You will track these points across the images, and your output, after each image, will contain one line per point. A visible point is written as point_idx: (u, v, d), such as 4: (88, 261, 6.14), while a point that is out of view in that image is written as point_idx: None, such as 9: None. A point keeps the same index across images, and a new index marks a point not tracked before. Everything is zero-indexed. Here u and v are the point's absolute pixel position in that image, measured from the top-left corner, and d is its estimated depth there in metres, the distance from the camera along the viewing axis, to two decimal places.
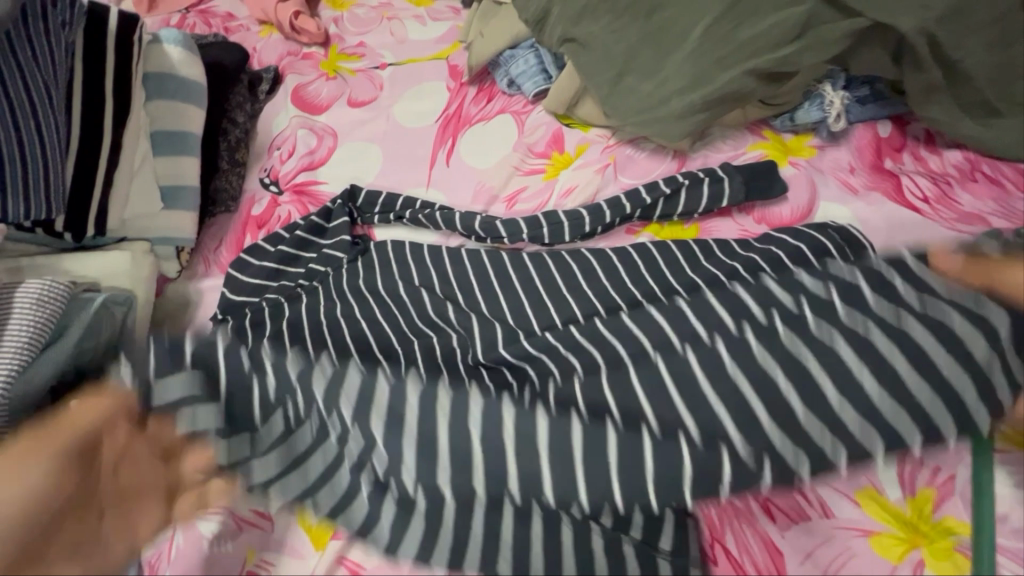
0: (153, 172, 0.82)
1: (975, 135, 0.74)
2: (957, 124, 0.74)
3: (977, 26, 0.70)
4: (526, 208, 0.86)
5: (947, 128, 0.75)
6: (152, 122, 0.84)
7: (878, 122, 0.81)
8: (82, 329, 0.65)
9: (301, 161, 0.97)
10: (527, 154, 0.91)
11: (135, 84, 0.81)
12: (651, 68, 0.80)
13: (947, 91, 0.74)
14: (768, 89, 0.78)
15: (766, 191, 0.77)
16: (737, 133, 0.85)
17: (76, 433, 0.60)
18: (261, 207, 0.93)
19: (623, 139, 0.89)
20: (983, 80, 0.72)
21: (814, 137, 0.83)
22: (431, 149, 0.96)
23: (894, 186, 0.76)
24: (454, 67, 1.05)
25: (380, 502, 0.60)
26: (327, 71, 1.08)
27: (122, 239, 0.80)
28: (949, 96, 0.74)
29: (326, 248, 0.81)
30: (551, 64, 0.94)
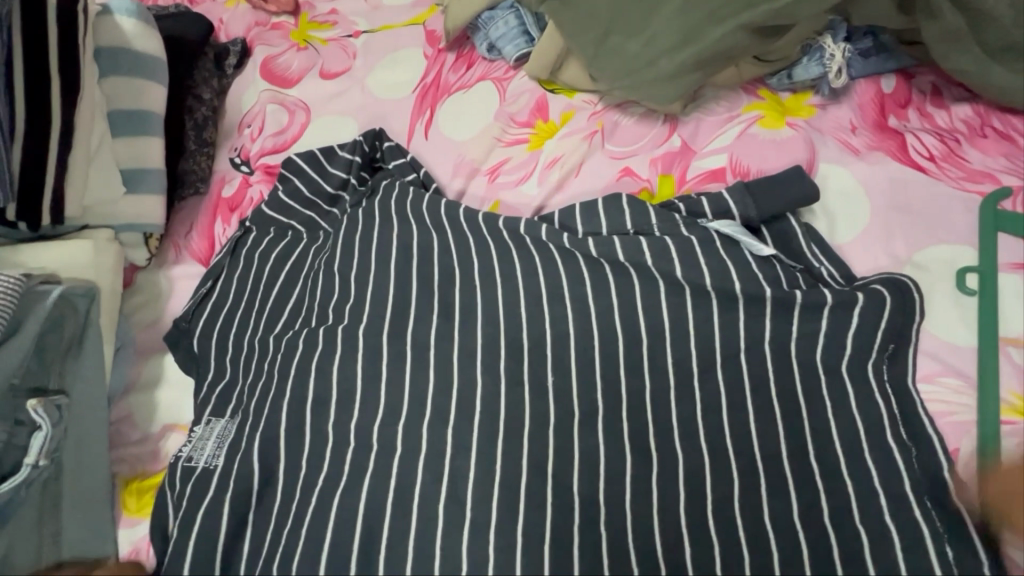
0: (113, 156, 0.78)
1: (995, 87, 0.68)
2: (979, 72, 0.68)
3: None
4: (509, 180, 0.82)
5: (970, 77, 0.68)
6: (110, 101, 0.80)
7: (882, 76, 0.76)
8: (39, 324, 0.62)
9: (270, 140, 0.93)
10: (508, 124, 0.86)
11: (86, 62, 0.76)
12: (636, 26, 0.75)
13: (971, 35, 0.67)
14: (763, 45, 0.73)
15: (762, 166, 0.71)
16: (732, 93, 0.80)
17: (35, 436, 0.58)
18: (232, 189, 0.89)
19: (611, 104, 0.84)
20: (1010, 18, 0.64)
21: (814, 95, 0.77)
22: (407, 121, 0.90)
23: (899, 145, 0.72)
24: (430, 33, 0.98)
25: (355, 498, 0.55)
26: (297, 41, 1.02)
27: (85, 227, 0.77)
28: (974, 42, 0.67)
29: (315, 214, 0.81)
30: (532, 26, 0.88)
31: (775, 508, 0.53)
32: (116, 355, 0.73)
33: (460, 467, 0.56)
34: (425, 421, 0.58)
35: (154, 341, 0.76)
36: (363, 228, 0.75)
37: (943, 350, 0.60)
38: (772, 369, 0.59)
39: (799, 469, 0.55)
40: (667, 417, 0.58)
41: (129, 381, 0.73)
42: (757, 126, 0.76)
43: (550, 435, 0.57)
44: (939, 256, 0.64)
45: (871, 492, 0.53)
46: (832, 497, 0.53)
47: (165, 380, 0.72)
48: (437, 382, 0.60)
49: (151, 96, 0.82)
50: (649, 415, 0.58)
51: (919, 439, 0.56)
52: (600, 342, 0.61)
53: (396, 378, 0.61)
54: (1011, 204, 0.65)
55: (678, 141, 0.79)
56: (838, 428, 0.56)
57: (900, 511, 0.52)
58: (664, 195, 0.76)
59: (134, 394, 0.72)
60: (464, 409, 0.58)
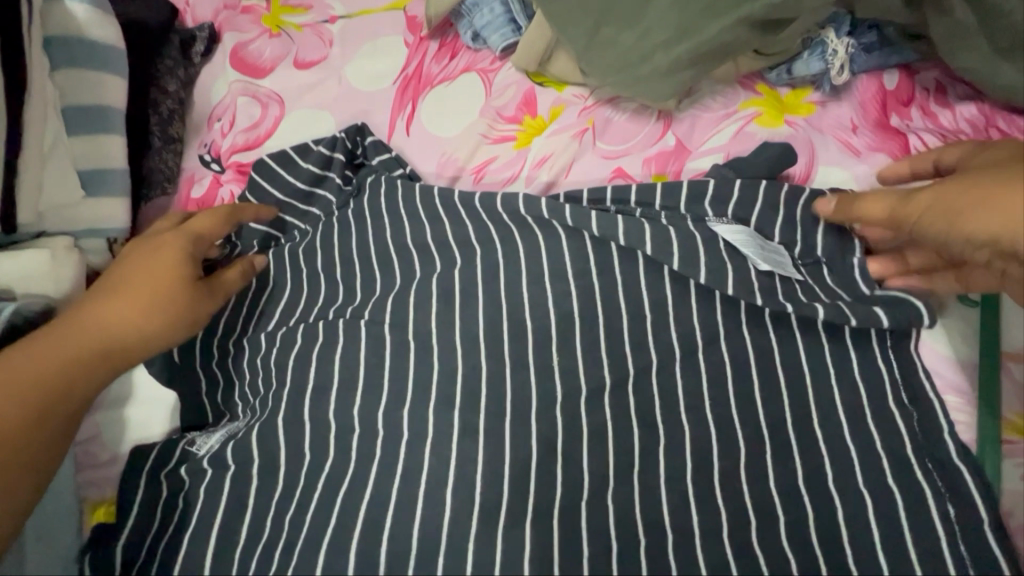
0: (70, 156, 0.73)
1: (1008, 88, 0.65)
2: (992, 71, 0.64)
3: None
4: (495, 181, 0.78)
5: (981, 77, 0.65)
6: (64, 95, 0.74)
7: (885, 72, 0.72)
8: None
9: (241, 136, 0.87)
10: (494, 120, 0.81)
11: (37, 53, 0.70)
12: (630, 16, 0.70)
13: (982, 32, 0.63)
14: (762, 39, 0.69)
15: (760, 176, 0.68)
16: (728, 88, 0.76)
17: None
18: (201, 189, 0.85)
19: (602, 98, 0.79)
20: None
21: (813, 92, 0.74)
22: (388, 116, 0.86)
23: (901, 146, 0.69)
24: (411, 19, 0.92)
25: (325, 526, 0.53)
26: (269, 27, 0.95)
27: (41, 234, 0.71)
28: (985, 39, 0.64)
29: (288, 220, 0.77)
30: (519, 14, 0.83)
31: (765, 529, 0.52)
32: None
33: (437, 495, 0.52)
34: (401, 447, 0.55)
35: None
36: (341, 233, 0.71)
37: (948, 366, 0.60)
38: (764, 391, 0.57)
39: (792, 491, 0.53)
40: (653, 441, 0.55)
41: (96, 397, 0.69)
42: (754, 124, 0.73)
43: (533, 462, 0.54)
44: None
45: (864, 515, 0.52)
46: (825, 522, 0.52)
47: (133, 396, 0.69)
48: (414, 403, 0.57)
49: (110, 89, 0.77)
50: (636, 438, 0.55)
51: (916, 459, 0.54)
52: (587, 358, 0.57)
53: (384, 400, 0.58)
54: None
55: (672, 139, 0.75)
56: (830, 450, 0.55)
57: (891, 532, 0.51)
58: None
59: (102, 411, 0.69)
60: (447, 431, 0.55)
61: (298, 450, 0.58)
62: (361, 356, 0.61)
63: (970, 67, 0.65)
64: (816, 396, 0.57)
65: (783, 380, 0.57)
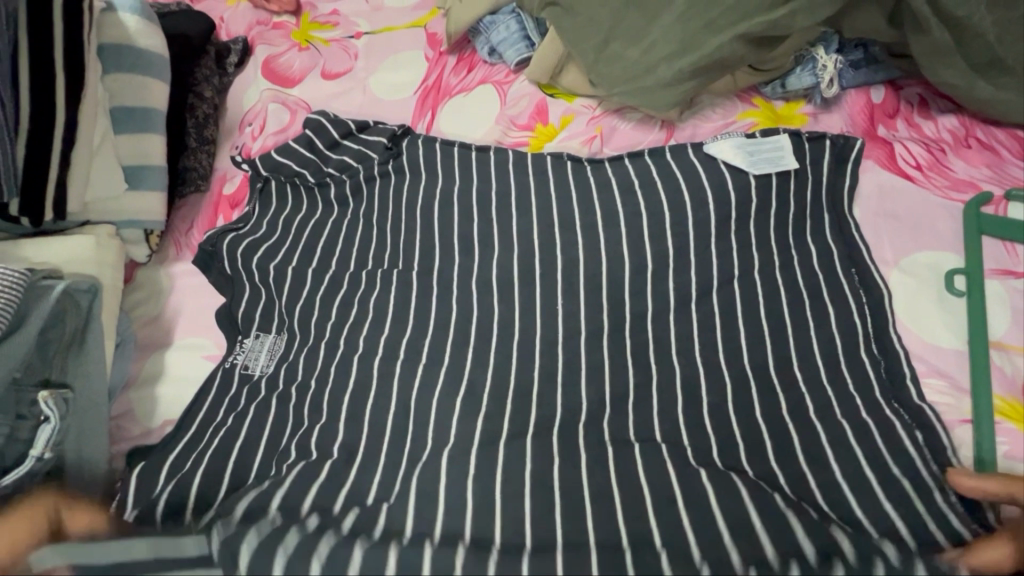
0: (115, 152, 0.78)
1: (985, 100, 0.70)
2: (970, 86, 0.70)
3: (972, 9, 0.66)
4: (514, 133, 0.87)
5: (959, 92, 0.71)
6: (112, 98, 0.80)
7: (871, 87, 0.78)
8: (42, 318, 0.62)
9: (271, 138, 0.93)
10: (509, 127, 0.87)
11: (91, 58, 0.76)
12: (637, 34, 0.77)
13: (956, 51, 0.69)
14: (758, 54, 0.75)
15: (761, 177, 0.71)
16: (727, 101, 0.82)
17: (43, 427, 0.60)
18: (234, 186, 0.90)
19: (609, 109, 0.85)
20: (993, 35, 0.67)
21: (807, 104, 0.80)
22: (409, 122, 0.91)
23: (887, 153, 0.74)
24: (432, 36, 1.00)
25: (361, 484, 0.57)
26: (299, 41, 1.02)
27: (86, 223, 0.76)
28: (959, 57, 0.69)
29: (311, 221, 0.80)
30: (532, 31, 0.90)
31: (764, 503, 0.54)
32: (117, 350, 0.72)
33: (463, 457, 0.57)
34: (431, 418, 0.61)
35: (154, 337, 0.77)
36: (362, 224, 0.79)
37: (934, 352, 0.62)
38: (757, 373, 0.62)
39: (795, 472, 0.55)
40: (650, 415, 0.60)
41: (128, 377, 0.73)
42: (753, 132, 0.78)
43: (554, 436, 0.59)
44: (925, 261, 0.67)
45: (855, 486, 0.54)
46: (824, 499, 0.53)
47: (165, 374, 0.73)
48: (444, 378, 0.64)
49: (153, 93, 0.82)
50: (634, 416, 0.60)
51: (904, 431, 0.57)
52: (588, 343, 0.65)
53: (421, 373, 0.64)
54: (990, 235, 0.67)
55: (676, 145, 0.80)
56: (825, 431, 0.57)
57: None
58: (783, 116, 0.80)
59: (135, 389, 0.72)
60: (473, 399, 0.62)
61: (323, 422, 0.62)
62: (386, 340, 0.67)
63: (949, 82, 0.71)
64: (813, 383, 0.60)
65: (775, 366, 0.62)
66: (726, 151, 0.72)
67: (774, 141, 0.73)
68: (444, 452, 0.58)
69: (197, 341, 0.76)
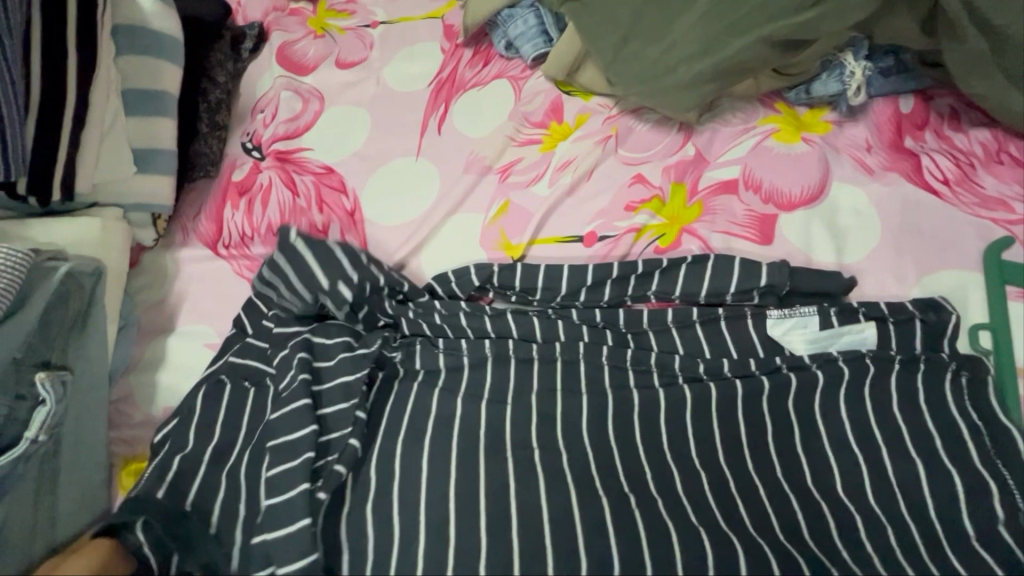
0: (125, 134, 0.77)
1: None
2: (1007, 98, 0.66)
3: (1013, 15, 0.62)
4: (520, 180, 0.81)
5: (996, 104, 0.67)
6: (124, 80, 0.79)
7: (900, 96, 0.76)
8: (46, 298, 0.62)
9: (283, 126, 0.92)
10: (522, 124, 0.85)
11: (104, 38, 0.75)
12: (657, 33, 0.74)
13: (993, 61, 0.65)
14: (783, 58, 0.73)
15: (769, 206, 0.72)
16: (749, 105, 0.80)
17: (40, 410, 0.59)
18: (242, 173, 0.88)
19: (626, 109, 0.83)
20: None
21: (830, 112, 0.77)
22: (421, 115, 0.90)
23: (913, 166, 0.71)
24: (448, 27, 0.98)
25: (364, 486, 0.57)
26: (315, 28, 1.01)
27: (94, 204, 0.76)
28: (997, 66, 0.65)
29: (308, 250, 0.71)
30: (551, 26, 0.88)
31: (755, 519, 0.55)
32: (121, 334, 0.74)
33: (470, 462, 0.58)
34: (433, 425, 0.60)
35: (157, 322, 0.77)
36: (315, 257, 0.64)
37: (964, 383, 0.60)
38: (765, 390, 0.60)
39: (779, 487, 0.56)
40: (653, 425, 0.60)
41: (130, 361, 0.74)
42: (773, 139, 0.76)
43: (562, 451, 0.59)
44: (949, 282, 0.65)
45: (855, 512, 0.53)
46: (815, 517, 0.54)
47: (167, 362, 0.73)
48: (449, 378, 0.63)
49: (166, 76, 0.81)
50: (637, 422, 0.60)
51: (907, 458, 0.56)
52: (590, 359, 0.64)
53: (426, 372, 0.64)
54: (1016, 253, 0.65)
55: (693, 149, 0.78)
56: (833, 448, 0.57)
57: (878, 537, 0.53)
58: (805, 123, 0.78)
59: (136, 374, 0.73)
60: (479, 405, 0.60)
61: (290, 446, 0.57)
62: (351, 369, 0.64)
63: (983, 94, 0.67)
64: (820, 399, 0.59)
65: (787, 382, 0.60)
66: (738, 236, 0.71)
67: (854, 329, 0.63)
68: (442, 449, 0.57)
69: (200, 328, 0.76)
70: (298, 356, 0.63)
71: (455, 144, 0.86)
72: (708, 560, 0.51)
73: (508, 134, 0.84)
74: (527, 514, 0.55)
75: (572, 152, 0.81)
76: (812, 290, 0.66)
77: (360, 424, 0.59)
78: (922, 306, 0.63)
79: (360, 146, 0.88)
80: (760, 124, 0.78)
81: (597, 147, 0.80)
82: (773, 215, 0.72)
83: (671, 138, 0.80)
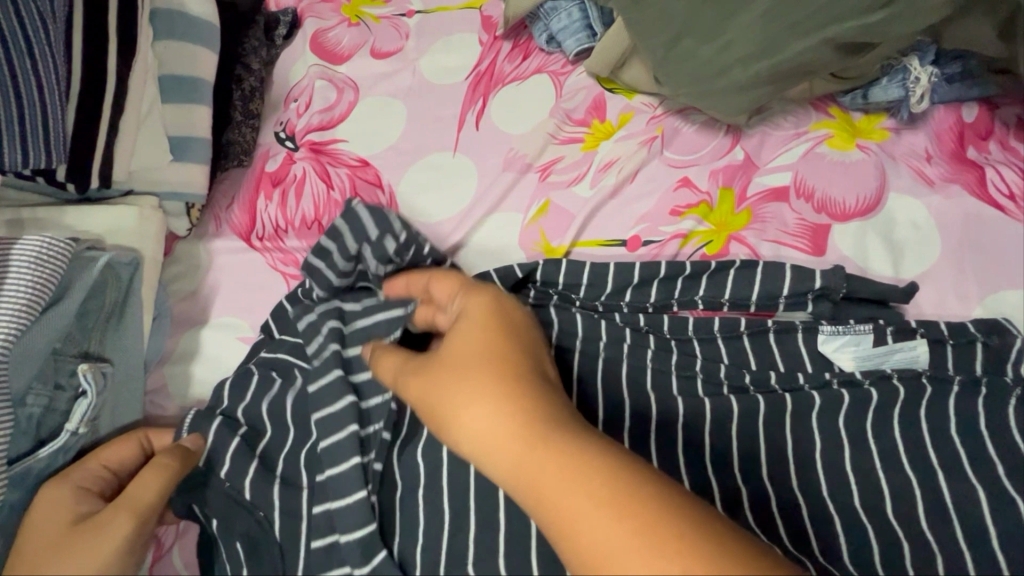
0: (162, 121, 0.75)
1: None
2: None
3: None
4: (561, 180, 0.79)
5: None
6: (160, 65, 0.77)
7: (963, 104, 0.73)
8: (85, 289, 0.62)
9: (317, 117, 0.90)
10: (563, 121, 0.83)
11: (143, 23, 0.73)
12: (713, 30, 0.69)
13: None
14: (844, 61, 0.69)
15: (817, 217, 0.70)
16: (801, 108, 0.77)
17: (81, 401, 0.60)
18: (276, 164, 0.87)
19: (671, 109, 0.81)
20: None
21: (888, 118, 0.74)
22: (458, 109, 0.87)
23: (976, 179, 0.69)
24: (486, 18, 0.95)
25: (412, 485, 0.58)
26: (349, 16, 0.99)
27: (130, 192, 0.75)
28: None
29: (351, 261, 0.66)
30: (596, 20, 0.85)
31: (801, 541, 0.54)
32: (155, 325, 0.73)
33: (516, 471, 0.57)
34: None
35: (191, 313, 0.76)
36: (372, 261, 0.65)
37: None
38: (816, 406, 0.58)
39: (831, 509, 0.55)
40: (701, 442, 0.58)
41: (164, 351, 0.73)
42: (826, 146, 0.74)
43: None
44: (1015, 302, 0.63)
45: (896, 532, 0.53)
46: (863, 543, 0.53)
47: (201, 353, 0.73)
48: None
49: (202, 63, 0.79)
50: (686, 431, 0.58)
51: (963, 484, 0.54)
52: (637, 364, 0.62)
53: None
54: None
55: (741, 153, 0.76)
56: (886, 473, 0.55)
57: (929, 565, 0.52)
58: (862, 129, 0.75)
59: (169, 364, 0.73)
60: None
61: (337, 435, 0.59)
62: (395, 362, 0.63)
63: None
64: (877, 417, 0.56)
65: (842, 402, 0.58)
66: (784, 243, 0.69)
67: (908, 347, 0.60)
68: None
69: (235, 322, 0.75)
70: (327, 325, 0.64)
71: (495, 138, 0.84)
72: None
73: (549, 130, 0.82)
74: None
75: (616, 152, 0.79)
76: (866, 297, 0.63)
77: (393, 418, 0.60)
78: (984, 329, 0.60)
79: (397, 139, 0.86)
80: (813, 128, 0.75)
81: (641, 148, 0.78)
82: (826, 225, 0.69)
83: (721, 141, 0.77)
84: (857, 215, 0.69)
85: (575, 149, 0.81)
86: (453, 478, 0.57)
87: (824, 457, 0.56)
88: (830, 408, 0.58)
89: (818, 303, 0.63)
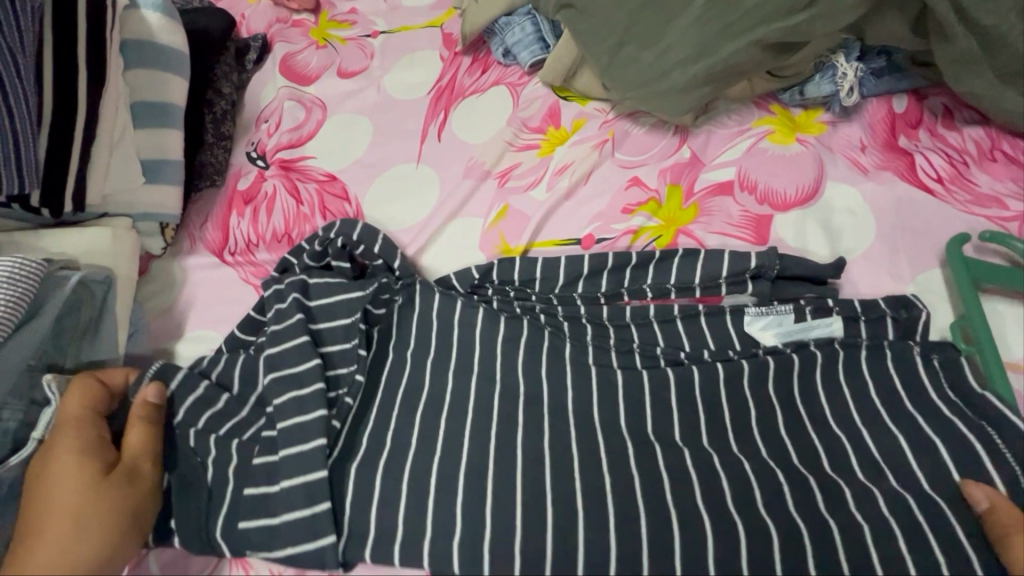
0: (134, 146, 0.79)
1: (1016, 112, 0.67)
2: (998, 98, 0.67)
3: (1006, 14, 0.62)
4: (519, 185, 0.82)
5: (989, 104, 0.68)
6: (132, 92, 0.81)
7: (893, 96, 0.77)
8: (58, 307, 0.65)
9: (286, 135, 0.94)
10: (520, 129, 0.87)
11: (112, 52, 0.77)
12: (653, 37, 0.74)
13: (984, 60, 0.66)
14: (776, 61, 0.73)
15: (757, 207, 0.73)
16: (743, 107, 0.81)
17: (46, 411, 0.62)
18: (247, 182, 0.90)
19: (622, 113, 0.85)
20: None
21: (825, 112, 0.78)
22: (421, 122, 0.91)
23: (907, 165, 0.72)
24: (447, 36, 1.00)
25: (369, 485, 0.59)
26: (317, 39, 1.03)
27: (104, 214, 0.78)
28: (988, 65, 0.66)
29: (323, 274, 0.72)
30: (548, 33, 0.89)
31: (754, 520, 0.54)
32: (130, 340, 0.76)
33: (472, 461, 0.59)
34: (435, 428, 0.61)
35: (166, 328, 0.79)
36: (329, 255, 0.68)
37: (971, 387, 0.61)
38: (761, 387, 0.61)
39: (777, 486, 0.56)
40: (652, 426, 0.60)
41: (139, 365, 0.76)
42: (767, 141, 0.77)
43: (568, 461, 0.58)
44: (944, 279, 0.66)
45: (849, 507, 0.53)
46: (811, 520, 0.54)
47: (174, 366, 0.75)
48: (456, 383, 0.64)
49: (173, 89, 0.83)
50: (637, 417, 0.61)
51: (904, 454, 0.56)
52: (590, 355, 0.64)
53: (430, 374, 0.66)
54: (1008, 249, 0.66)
55: (688, 152, 0.79)
56: (828, 447, 0.57)
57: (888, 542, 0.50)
58: (800, 125, 0.78)
59: None
60: (480, 407, 0.62)
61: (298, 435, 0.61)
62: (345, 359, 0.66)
63: (976, 93, 0.68)
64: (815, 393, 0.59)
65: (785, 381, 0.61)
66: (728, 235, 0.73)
67: (826, 324, 0.64)
68: (444, 451, 0.59)
69: (207, 335, 0.78)
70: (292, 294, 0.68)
71: (456, 148, 0.88)
72: (692, 550, 0.52)
73: (507, 138, 0.86)
74: (517, 513, 0.55)
75: (570, 156, 0.82)
76: (800, 273, 0.67)
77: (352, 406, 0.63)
78: (894, 305, 0.63)
79: (363, 153, 0.90)
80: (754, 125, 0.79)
81: (594, 152, 0.82)
82: (768, 215, 0.73)
83: (669, 141, 0.81)
84: (796, 204, 0.73)
85: (532, 155, 0.84)
86: (413, 475, 0.58)
87: (768, 435, 0.58)
88: (773, 388, 0.61)
89: (756, 282, 0.66)
